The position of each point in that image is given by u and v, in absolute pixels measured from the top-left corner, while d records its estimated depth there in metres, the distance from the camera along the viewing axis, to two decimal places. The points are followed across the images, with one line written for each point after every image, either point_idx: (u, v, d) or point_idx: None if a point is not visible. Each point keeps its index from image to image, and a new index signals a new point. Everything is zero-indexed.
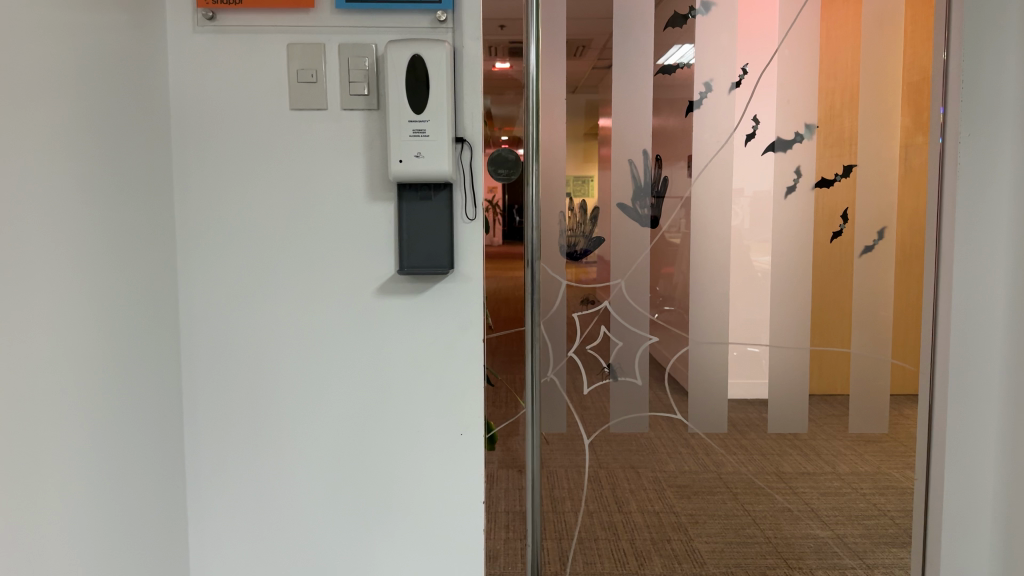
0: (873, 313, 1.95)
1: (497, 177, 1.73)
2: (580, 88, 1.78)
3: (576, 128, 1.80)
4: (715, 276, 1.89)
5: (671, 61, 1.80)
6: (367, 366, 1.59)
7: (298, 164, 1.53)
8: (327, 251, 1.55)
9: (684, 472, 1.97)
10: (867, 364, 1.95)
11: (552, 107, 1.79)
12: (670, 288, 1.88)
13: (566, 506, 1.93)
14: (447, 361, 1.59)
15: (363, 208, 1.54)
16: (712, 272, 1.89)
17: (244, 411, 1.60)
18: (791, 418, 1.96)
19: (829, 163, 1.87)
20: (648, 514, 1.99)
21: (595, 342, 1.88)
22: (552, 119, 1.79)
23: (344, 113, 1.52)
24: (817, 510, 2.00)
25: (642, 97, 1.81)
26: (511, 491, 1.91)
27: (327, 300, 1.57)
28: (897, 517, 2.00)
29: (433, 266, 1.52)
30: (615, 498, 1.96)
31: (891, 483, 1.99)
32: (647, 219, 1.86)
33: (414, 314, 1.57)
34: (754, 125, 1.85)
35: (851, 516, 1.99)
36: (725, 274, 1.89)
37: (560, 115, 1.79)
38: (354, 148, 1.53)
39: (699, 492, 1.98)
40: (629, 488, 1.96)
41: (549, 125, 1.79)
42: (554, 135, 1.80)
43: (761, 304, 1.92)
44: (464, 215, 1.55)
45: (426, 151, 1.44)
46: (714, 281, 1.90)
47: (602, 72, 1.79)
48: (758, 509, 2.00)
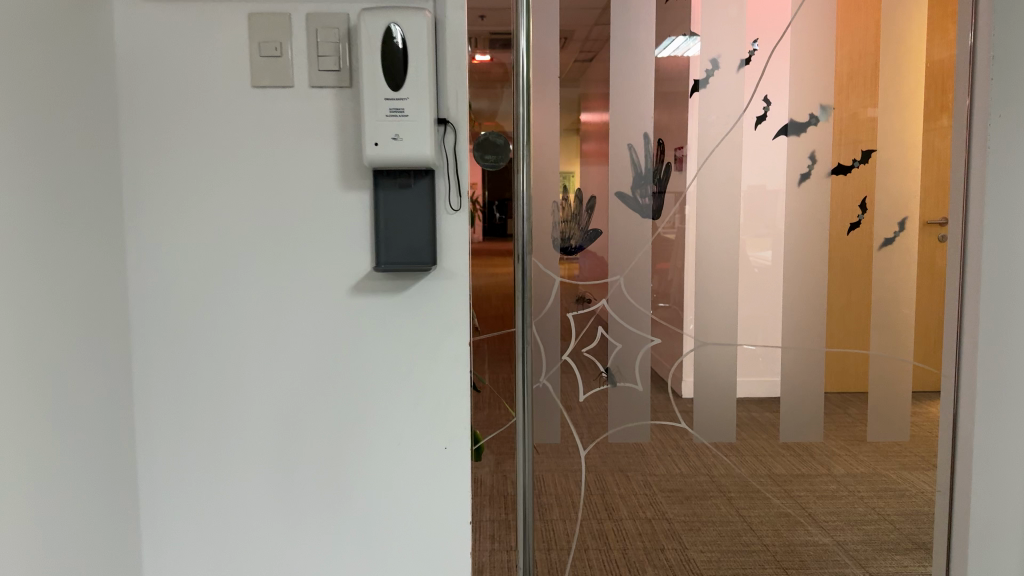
0: (890, 313, 1.81)
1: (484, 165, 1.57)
2: (564, 82, 1.64)
3: (570, 116, 1.65)
4: (720, 268, 1.76)
5: (666, 53, 1.67)
6: (343, 370, 1.43)
7: (263, 147, 1.37)
8: (297, 244, 1.39)
9: (674, 475, 1.80)
10: (886, 364, 1.82)
11: (543, 94, 1.64)
12: (664, 284, 1.73)
13: (555, 513, 1.77)
14: (429, 367, 1.44)
15: (337, 194, 1.38)
16: (718, 264, 1.75)
17: (205, 422, 1.43)
18: (805, 426, 1.83)
19: (846, 147, 1.74)
20: (640, 522, 1.82)
21: (592, 344, 1.73)
22: (543, 106, 1.65)
23: (312, 91, 1.36)
24: (813, 514, 1.84)
25: (638, 88, 1.67)
26: (495, 498, 1.76)
27: (297, 299, 1.41)
28: (897, 522, 1.85)
29: (412, 262, 1.38)
30: (605, 504, 1.79)
31: (889, 485, 1.85)
32: (648, 210, 1.71)
33: (394, 314, 1.42)
34: (764, 110, 1.71)
35: (850, 520, 1.85)
36: (729, 267, 1.75)
37: (552, 101, 1.64)
38: (324, 130, 1.37)
39: (693, 496, 1.82)
40: (618, 493, 1.80)
41: (540, 112, 1.65)
42: (545, 122, 1.65)
43: (770, 301, 1.77)
44: (448, 206, 1.39)
45: (404, 133, 1.28)
46: (720, 274, 1.76)
47: (584, 65, 1.64)
48: (754, 514, 1.84)
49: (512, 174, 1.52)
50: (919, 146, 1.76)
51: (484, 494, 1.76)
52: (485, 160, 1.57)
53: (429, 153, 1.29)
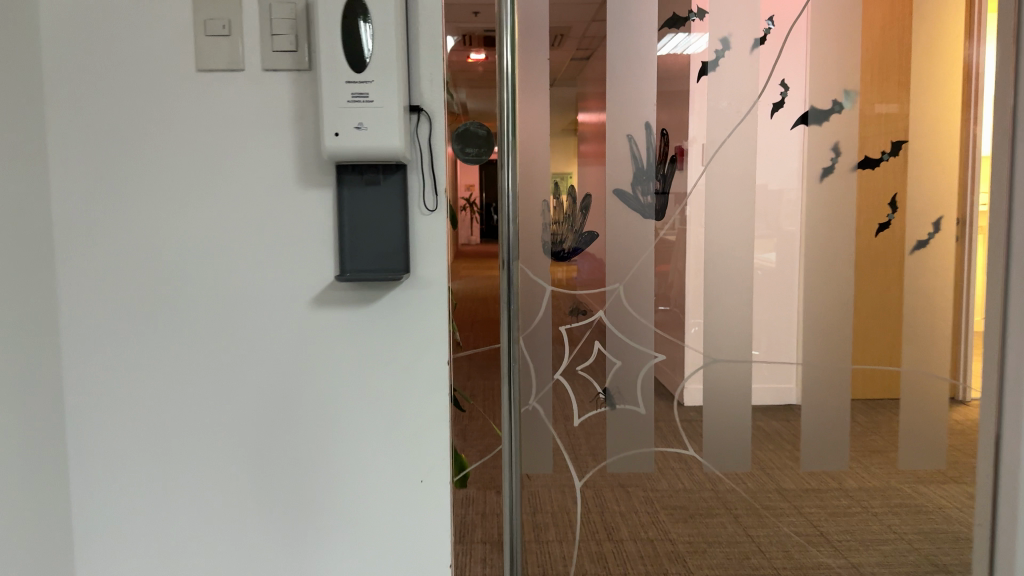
0: (927, 325, 1.59)
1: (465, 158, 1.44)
2: (558, 83, 1.48)
3: (568, 114, 1.49)
4: (733, 269, 1.57)
5: (666, 52, 1.50)
6: (305, 391, 1.25)
7: (211, 137, 1.20)
8: (250, 248, 1.22)
9: (678, 492, 1.61)
10: (919, 382, 1.60)
11: (532, 89, 1.49)
12: (664, 288, 1.55)
13: (551, 533, 1.61)
14: (402, 390, 1.26)
15: (295, 191, 1.21)
16: (731, 264, 1.56)
17: (147, 449, 1.25)
18: (825, 451, 1.62)
19: (873, 138, 1.53)
20: (641, 542, 1.65)
21: (588, 361, 1.55)
22: (531, 102, 1.50)
23: (266, 76, 1.19)
24: (825, 534, 1.64)
25: (640, 84, 1.50)
26: (488, 516, 1.60)
27: (251, 310, 1.23)
28: (915, 542, 1.64)
29: (383, 270, 1.21)
30: (603, 524, 1.62)
31: (903, 500, 1.63)
32: (650, 209, 1.53)
33: (362, 328, 1.24)
34: (782, 95, 1.51)
35: (864, 541, 1.64)
36: (741, 270, 1.57)
37: (543, 98, 1.49)
38: (281, 119, 1.20)
39: (697, 515, 1.63)
40: (618, 510, 1.62)
41: (527, 108, 1.50)
42: (535, 119, 1.50)
43: (785, 304, 1.57)
44: (422, 206, 1.22)
45: (369, 121, 1.11)
46: (733, 276, 1.57)
47: (581, 64, 1.49)
48: (763, 535, 1.64)
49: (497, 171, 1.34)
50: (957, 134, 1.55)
51: (474, 517, 1.58)
52: (462, 152, 1.44)
53: (400, 145, 1.12)
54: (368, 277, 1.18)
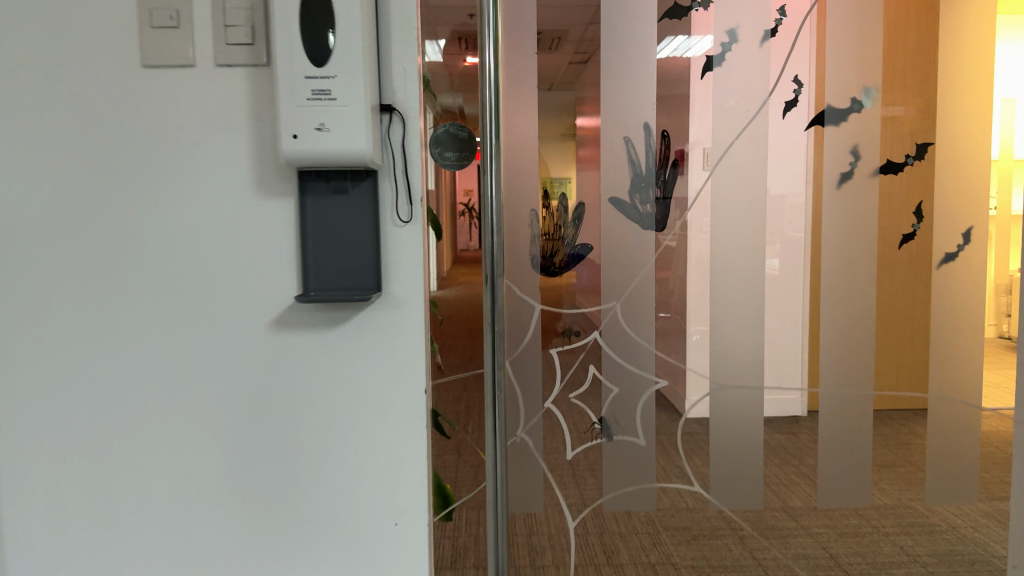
0: (954, 348, 1.42)
1: (444, 162, 1.33)
2: (556, 86, 1.36)
3: (564, 120, 1.38)
4: (742, 277, 1.40)
5: (665, 54, 1.36)
6: (265, 422, 1.12)
7: (160, 139, 1.07)
8: (204, 264, 1.09)
9: (679, 511, 1.45)
10: (945, 412, 1.43)
11: (516, 96, 1.37)
12: (666, 294, 1.40)
13: (546, 558, 1.47)
14: (373, 422, 1.13)
15: (252, 200, 1.08)
16: (740, 274, 1.40)
17: (87, 487, 1.12)
18: (845, 484, 1.46)
19: (898, 140, 1.37)
20: (641, 566, 1.50)
21: (580, 389, 1.42)
22: (514, 109, 1.37)
23: (220, 72, 1.07)
24: (835, 557, 1.47)
25: (639, 83, 1.37)
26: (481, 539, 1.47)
27: (205, 332, 1.10)
28: (929, 565, 1.49)
29: (352, 287, 1.08)
30: (603, 547, 1.47)
31: (916, 518, 1.47)
32: (650, 218, 1.39)
33: (330, 352, 1.11)
34: (794, 93, 1.37)
35: (875, 564, 1.49)
36: (751, 280, 1.41)
37: (529, 104, 1.38)
38: (236, 120, 1.07)
39: (700, 536, 1.47)
40: (617, 533, 1.46)
41: (509, 116, 1.37)
42: (518, 129, 1.38)
43: (790, 312, 1.41)
44: (395, 218, 1.09)
45: (331, 122, 0.99)
46: (741, 285, 1.41)
47: (580, 67, 1.35)
48: (769, 556, 1.50)
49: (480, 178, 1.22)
50: (989, 133, 1.38)
51: (466, 539, 1.46)
52: (437, 153, 1.32)
53: (367, 149, 1.00)
54: (333, 297, 1.05)
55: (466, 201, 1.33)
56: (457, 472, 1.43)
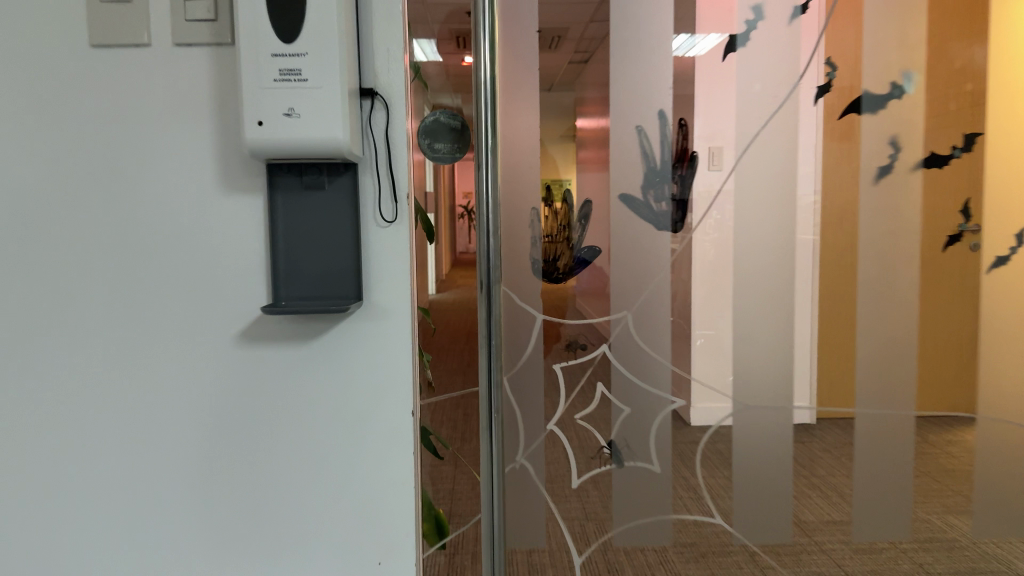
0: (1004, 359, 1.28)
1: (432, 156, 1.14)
2: (556, 87, 1.21)
3: (566, 119, 1.22)
4: (762, 275, 1.25)
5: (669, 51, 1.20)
6: (232, 450, 1.00)
7: (111, 133, 0.95)
8: (162, 272, 0.96)
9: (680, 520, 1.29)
10: (997, 431, 1.29)
11: (515, 87, 1.20)
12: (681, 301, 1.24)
13: None
14: (352, 448, 1.00)
15: (215, 197, 0.96)
16: (762, 275, 1.25)
17: (30, 523, 0.99)
18: (883, 517, 1.30)
19: (943, 127, 1.22)
20: None
21: (587, 409, 1.26)
22: (514, 102, 1.21)
23: (178, 52, 0.94)
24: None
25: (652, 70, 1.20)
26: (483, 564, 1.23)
27: (164, 349, 0.97)
28: None
29: (329, 296, 0.96)
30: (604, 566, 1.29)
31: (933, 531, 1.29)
32: (666, 218, 1.24)
33: (304, 369, 0.99)
34: (828, 77, 1.20)
35: None
36: (773, 280, 1.25)
37: (529, 96, 1.21)
38: (197, 107, 0.95)
39: (709, 552, 1.30)
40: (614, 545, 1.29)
41: (508, 110, 1.21)
42: (519, 123, 1.21)
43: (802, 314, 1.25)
44: (377, 218, 0.97)
45: (301, 107, 0.86)
46: (762, 285, 1.25)
47: (580, 66, 1.20)
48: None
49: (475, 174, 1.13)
50: None
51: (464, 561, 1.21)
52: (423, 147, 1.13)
53: (344, 138, 0.87)
54: (306, 308, 0.92)
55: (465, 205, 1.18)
56: (454, 484, 1.21)
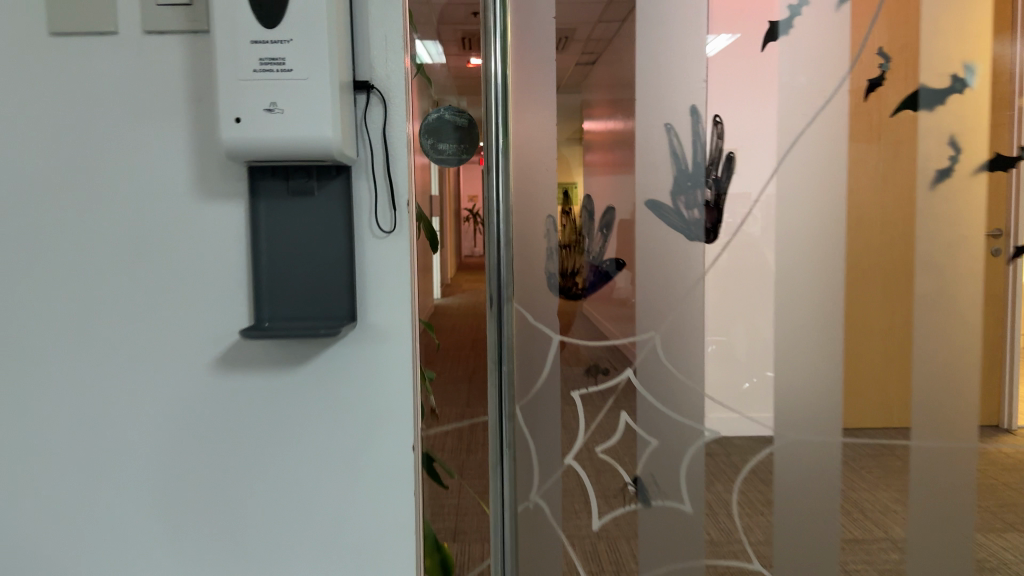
0: None
1: (441, 160, 1.03)
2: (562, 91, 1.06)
3: (573, 122, 1.07)
4: (803, 289, 1.07)
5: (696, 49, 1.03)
6: (209, 493, 0.88)
7: (72, 133, 0.84)
8: (131, 292, 0.85)
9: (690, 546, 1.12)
10: None
11: (530, 84, 1.05)
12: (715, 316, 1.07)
13: None
14: (345, 486, 0.88)
15: (191, 204, 0.84)
16: (802, 293, 1.06)
17: None
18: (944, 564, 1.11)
19: (1021, 123, 1.02)
20: None
21: (608, 441, 1.10)
22: (530, 100, 1.06)
23: (149, 41, 0.83)
24: None
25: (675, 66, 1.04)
26: None
27: (135, 378, 0.86)
28: None
29: (320, 317, 0.84)
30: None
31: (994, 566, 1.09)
32: (698, 227, 1.06)
33: (292, 401, 0.87)
34: (880, 69, 1.02)
35: None
36: (814, 293, 1.07)
37: (547, 94, 1.06)
38: (171, 103, 0.84)
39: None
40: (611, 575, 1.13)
41: (523, 109, 1.06)
42: (536, 124, 1.06)
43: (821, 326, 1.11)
44: (373, 227, 0.85)
45: (285, 102, 0.75)
46: (801, 301, 1.07)
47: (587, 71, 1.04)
48: None
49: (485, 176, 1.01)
50: None
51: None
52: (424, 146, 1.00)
53: (335, 136, 0.76)
54: (291, 331, 0.81)
55: (471, 209, 1.04)
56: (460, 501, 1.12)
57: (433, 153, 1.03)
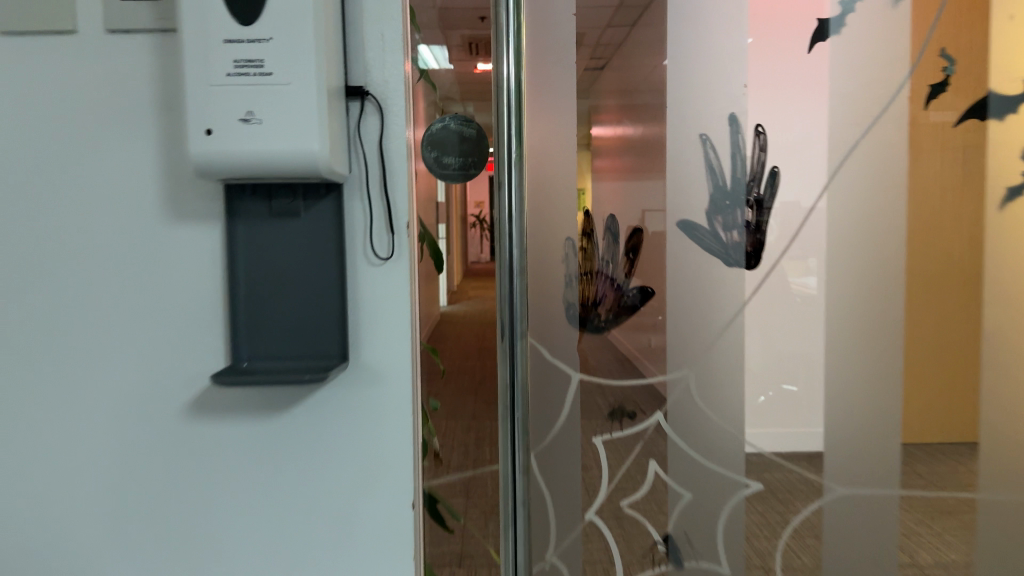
0: None
1: (442, 174, 0.86)
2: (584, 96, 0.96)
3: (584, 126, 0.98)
4: (847, 316, 1.01)
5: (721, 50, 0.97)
6: (177, 556, 0.77)
7: (23, 145, 0.73)
8: (88, 327, 0.74)
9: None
10: None
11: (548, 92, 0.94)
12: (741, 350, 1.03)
13: None
14: (332, 550, 0.77)
15: (158, 227, 0.74)
16: (848, 322, 1.01)
17: None
18: None
19: None
20: None
21: (635, 495, 1.04)
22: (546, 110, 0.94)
23: (112, 40, 0.73)
24: None
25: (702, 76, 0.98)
26: None
27: (92, 425, 0.75)
28: None
29: (306, 357, 0.74)
30: None
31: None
32: (737, 251, 1.00)
33: (272, 450, 0.76)
34: (944, 73, 0.94)
35: None
36: (859, 325, 1.01)
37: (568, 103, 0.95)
38: (137, 112, 0.73)
39: None
40: None
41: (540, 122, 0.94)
42: (557, 137, 0.95)
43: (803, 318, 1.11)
44: (368, 253, 0.74)
45: (264, 110, 0.64)
46: (847, 330, 1.02)
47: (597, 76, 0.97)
48: None
49: (494, 194, 0.85)
50: None
51: None
52: (427, 160, 0.85)
53: (322, 150, 0.65)
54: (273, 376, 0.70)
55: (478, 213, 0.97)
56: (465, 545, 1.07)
57: (434, 167, 0.85)
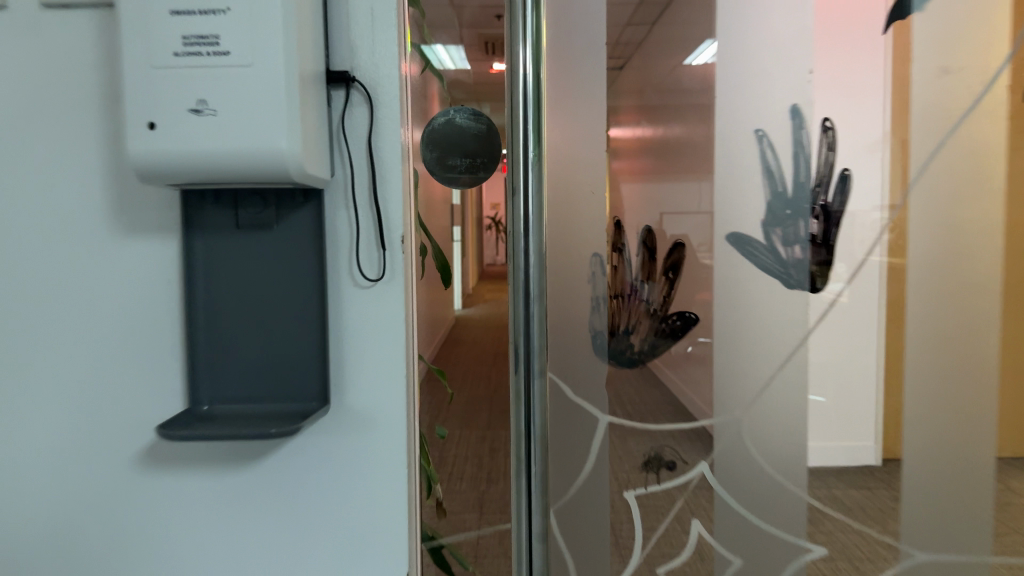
0: None
1: (444, 174, 0.70)
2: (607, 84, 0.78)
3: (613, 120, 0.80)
4: (940, 349, 0.86)
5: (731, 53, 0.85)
6: None
7: None
8: (20, 362, 0.62)
9: None
10: None
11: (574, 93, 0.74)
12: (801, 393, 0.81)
13: None
14: None
15: (103, 242, 0.61)
16: (935, 344, 0.86)
17: None
18: None
19: None
20: None
21: (672, 548, 0.90)
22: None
23: (47, 17, 0.60)
24: None
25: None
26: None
27: (27, 477, 0.63)
28: None
29: (282, 398, 0.61)
30: None
31: None
32: (803, 272, 0.81)
33: (242, 509, 0.63)
34: None
35: None
36: (947, 347, 0.86)
37: (596, 100, 0.77)
38: (79, 104, 0.61)
39: None
40: None
41: (560, 123, 0.77)
42: (579, 138, 0.78)
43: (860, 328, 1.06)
44: (355, 274, 0.61)
45: (219, 101, 0.51)
46: (939, 361, 0.87)
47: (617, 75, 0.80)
48: None
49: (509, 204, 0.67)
50: None
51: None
52: (427, 159, 0.70)
53: (290, 148, 0.52)
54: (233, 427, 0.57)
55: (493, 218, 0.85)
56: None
57: (433, 164, 0.70)
